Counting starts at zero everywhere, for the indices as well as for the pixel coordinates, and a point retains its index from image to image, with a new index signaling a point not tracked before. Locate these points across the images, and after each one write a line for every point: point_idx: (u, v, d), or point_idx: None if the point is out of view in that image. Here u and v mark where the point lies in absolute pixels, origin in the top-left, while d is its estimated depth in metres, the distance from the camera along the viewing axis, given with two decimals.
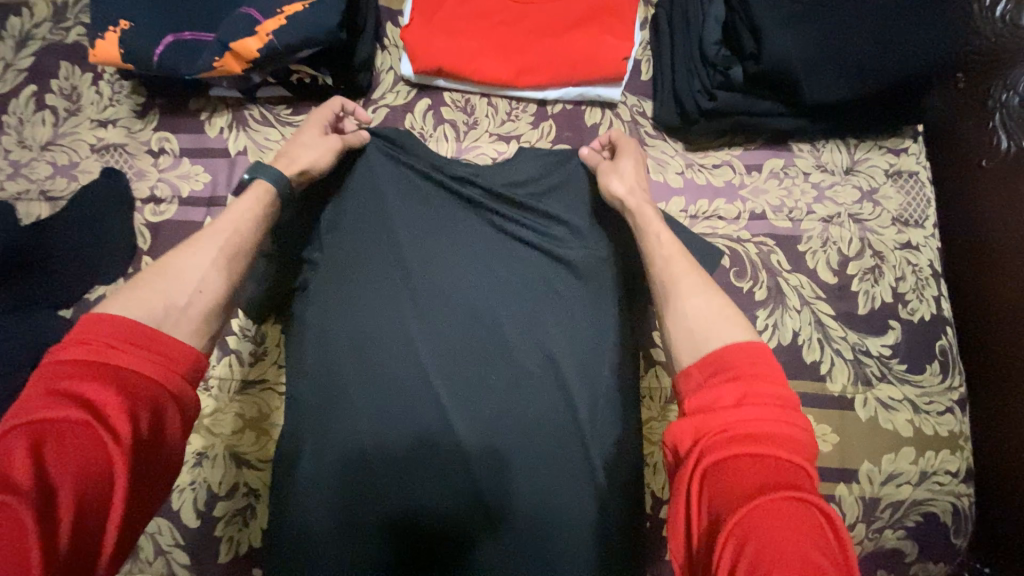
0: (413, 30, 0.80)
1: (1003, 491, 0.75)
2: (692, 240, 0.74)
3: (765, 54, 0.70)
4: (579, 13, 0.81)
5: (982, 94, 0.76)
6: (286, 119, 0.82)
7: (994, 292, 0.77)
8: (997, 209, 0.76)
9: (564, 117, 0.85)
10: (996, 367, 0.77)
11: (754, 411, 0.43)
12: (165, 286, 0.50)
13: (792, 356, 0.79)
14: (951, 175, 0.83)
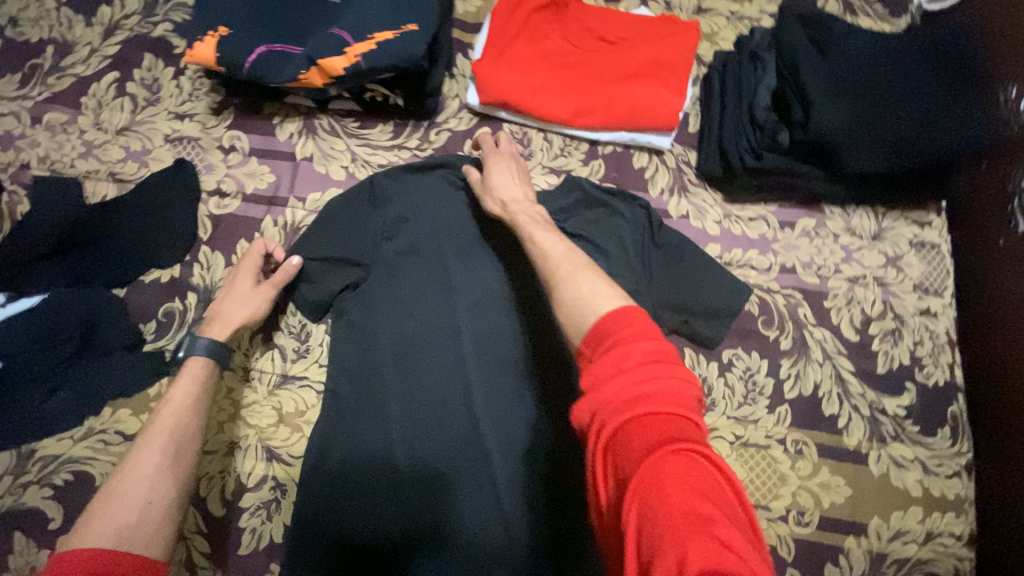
0: (484, 64, 0.85)
1: (1002, 559, 0.77)
2: (714, 283, 0.83)
3: (812, 125, 0.76)
4: (639, 66, 0.87)
5: (1002, 179, 0.82)
6: (353, 132, 0.87)
7: (1002, 365, 0.81)
8: (1012, 288, 0.81)
9: (613, 158, 0.90)
10: (1002, 437, 0.80)
11: (645, 372, 0.48)
12: (132, 492, 0.55)
13: (812, 407, 0.82)
14: (970, 251, 0.88)
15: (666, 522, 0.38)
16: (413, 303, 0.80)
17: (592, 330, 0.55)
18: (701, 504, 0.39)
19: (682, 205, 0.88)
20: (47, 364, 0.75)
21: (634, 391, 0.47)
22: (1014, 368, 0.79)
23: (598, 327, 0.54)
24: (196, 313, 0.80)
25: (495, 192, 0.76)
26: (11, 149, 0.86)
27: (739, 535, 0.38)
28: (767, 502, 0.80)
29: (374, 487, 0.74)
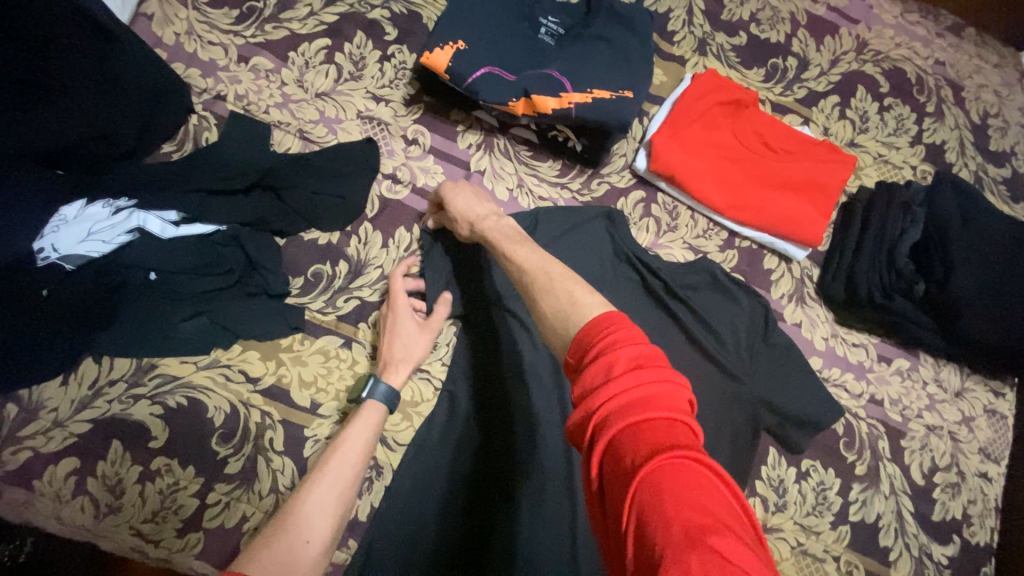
0: (662, 136, 0.92)
1: None
2: (817, 393, 0.88)
3: (952, 288, 0.85)
4: (796, 180, 0.94)
5: None
6: (525, 160, 0.93)
7: None
8: None
9: (747, 253, 0.97)
10: None
11: (625, 379, 0.42)
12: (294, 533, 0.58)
13: (870, 535, 0.87)
14: None
15: (666, 547, 0.33)
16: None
17: (574, 338, 0.49)
18: (700, 519, 0.34)
19: (797, 313, 0.95)
20: (201, 289, 0.78)
21: (622, 401, 0.41)
22: None
23: (580, 338, 0.48)
24: (343, 281, 0.85)
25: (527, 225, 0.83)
26: (211, 78, 0.90)
27: (747, 553, 0.32)
28: None
29: (465, 495, 0.75)
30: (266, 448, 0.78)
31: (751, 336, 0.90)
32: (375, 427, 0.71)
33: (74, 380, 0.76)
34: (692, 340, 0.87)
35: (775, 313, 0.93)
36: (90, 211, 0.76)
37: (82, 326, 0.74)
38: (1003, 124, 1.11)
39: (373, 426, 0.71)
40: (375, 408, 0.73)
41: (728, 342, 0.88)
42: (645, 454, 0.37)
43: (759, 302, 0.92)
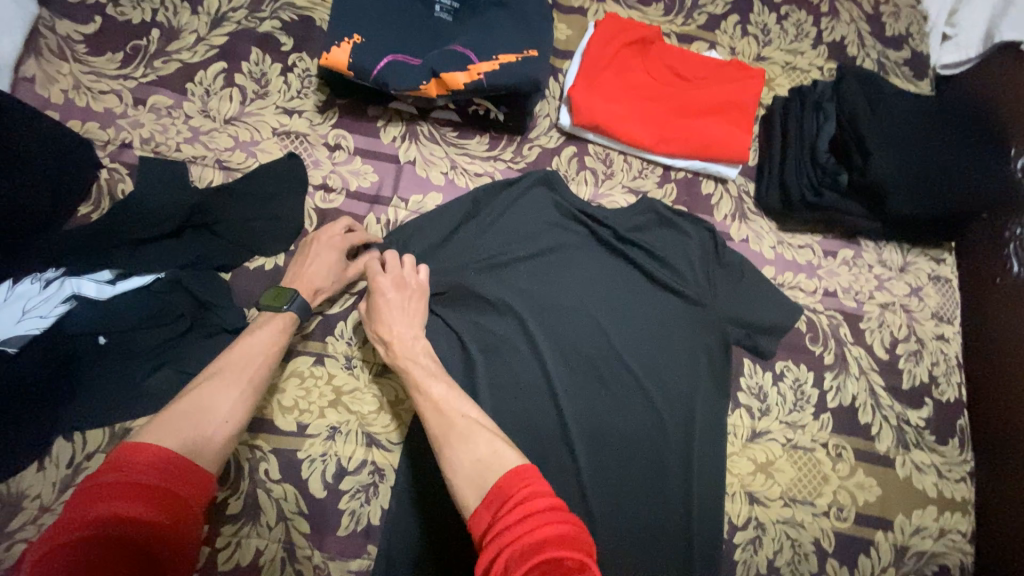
0: (579, 88, 0.93)
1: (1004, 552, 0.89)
2: (776, 299, 0.93)
3: (871, 170, 0.89)
4: (714, 103, 0.97)
5: (1001, 226, 0.98)
6: (452, 140, 0.93)
7: (1005, 385, 0.94)
8: (1009, 318, 0.95)
9: (684, 183, 1.00)
10: (999, 444, 0.94)
11: (507, 479, 0.57)
12: (192, 420, 0.59)
13: (850, 416, 0.93)
14: (970, 286, 1.03)
15: None
16: (509, 303, 0.88)
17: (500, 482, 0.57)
18: None
19: (743, 230, 0.99)
20: (155, 341, 0.76)
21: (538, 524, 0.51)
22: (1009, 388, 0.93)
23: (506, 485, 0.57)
24: None
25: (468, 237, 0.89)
26: (112, 128, 0.86)
27: None
28: (811, 498, 0.89)
29: None
30: (263, 480, 0.78)
31: (703, 259, 0.94)
32: (283, 332, 0.73)
33: (50, 463, 0.74)
34: (646, 277, 0.93)
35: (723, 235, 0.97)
36: (20, 290, 0.74)
37: (43, 405, 0.72)
38: (893, 9, 1.16)
39: (281, 336, 0.72)
40: (286, 316, 0.74)
41: (681, 272, 0.93)
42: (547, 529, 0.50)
43: (707, 231, 0.95)
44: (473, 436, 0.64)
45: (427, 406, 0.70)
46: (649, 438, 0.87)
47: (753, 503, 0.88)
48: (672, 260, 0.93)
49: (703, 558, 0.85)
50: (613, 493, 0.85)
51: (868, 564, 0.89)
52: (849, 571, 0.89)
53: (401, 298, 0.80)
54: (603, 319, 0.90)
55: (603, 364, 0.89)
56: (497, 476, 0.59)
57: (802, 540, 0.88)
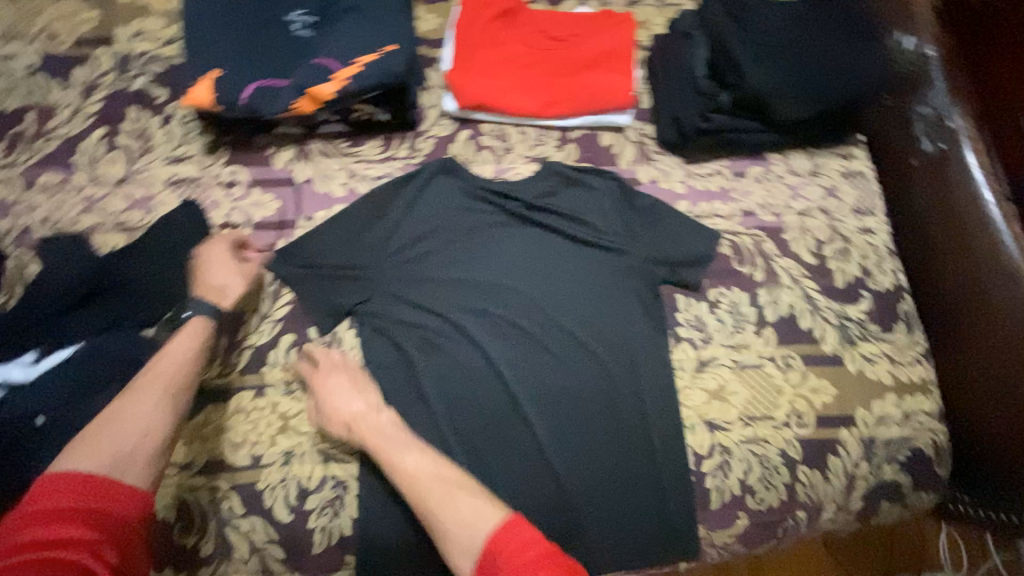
0: (456, 72, 0.95)
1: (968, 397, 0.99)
2: (695, 232, 0.96)
3: (744, 85, 0.90)
4: (592, 57, 0.99)
5: (906, 108, 1.08)
6: (344, 151, 0.94)
7: (942, 249, 1.04)
8: (931, 190, 1.07)
9: (584, 140, 1.01)
10: (946, 302, 1.03)
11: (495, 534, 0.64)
12: (118, 434, 0.63)
13: (790, 325, 0.95)
14: (891, 169, 1.15)
15: None
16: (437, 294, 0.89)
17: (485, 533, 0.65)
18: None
19: (649, 172, 1.01)
20: (82, 412, 0.75)
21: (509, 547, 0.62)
22: (960, 252, 0.99)
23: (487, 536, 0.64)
24: (229, 338, 0.86)
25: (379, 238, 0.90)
26: (7, 216, 0.87)
27: None
28: (769, 412, 0.91)
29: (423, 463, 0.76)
30: (229, 518, 0.78)
31: (615, 210, 0.96)
32: (199, 337, 0.76)
33: None
34: (565, 239, 0.95)
35: (629, 182, 0.99)
36: None
37: None
38: None
39: (198, 339, 0.75)
40: (198, 322, 0.77)
41: (598, 226, 0.95)
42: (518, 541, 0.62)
43: (616, 181, 0.97)
44: (456, 502, 0.70)
45: (403, 478, 0.74)
46: (603, 392, 0.89)
47: (714, 431, 0.89)
48: (586, 217, 0.95)
49: (675, 493, 0.86)
50: (580, 453, 0.86)
51: (839, 463, 0.91)
52: (821, 473, 0.90)
53: (349, 381, 0.83)
54: (533, 288, 0.92)
55: (542, 331, 0.90)
56: (482, 532, 0.66)
57: (769, 455, 0.89)
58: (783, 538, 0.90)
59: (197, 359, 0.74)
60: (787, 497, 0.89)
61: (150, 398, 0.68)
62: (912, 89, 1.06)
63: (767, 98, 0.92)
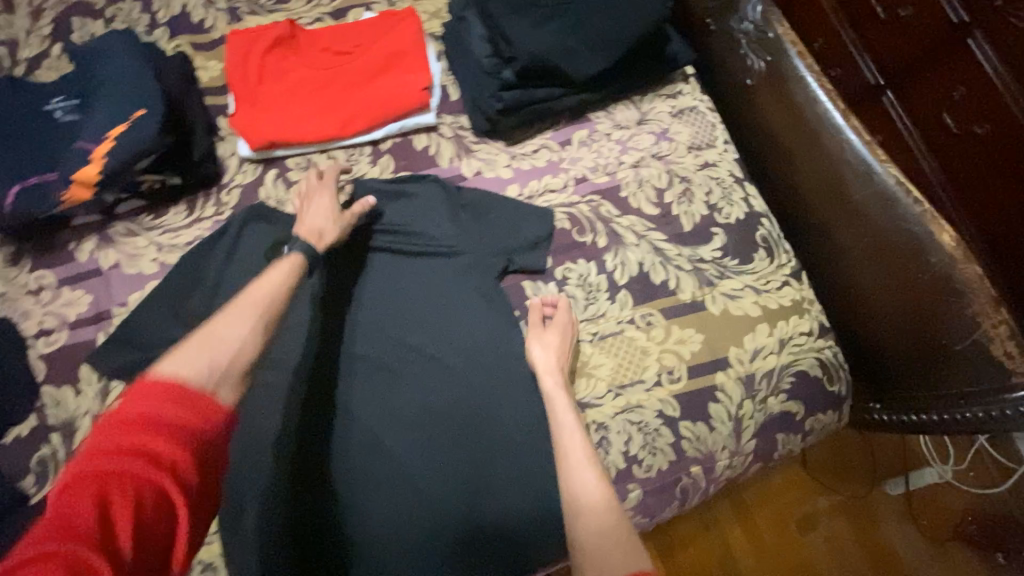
0: (238, 116, 0.91)
1: (841, 288, 1.03)
2: (526, 211, 0.93)
3: (520, 54, 0.87)
4: (379, 64, 0.95)
5: (728, 31, 1.10)
6: (149, 225, 0.91)
7: (794, 155, 1.05)
8: (773, 104, 1.06)
9: (397, 148, 0.97)
10: (807, 204, 1.05)
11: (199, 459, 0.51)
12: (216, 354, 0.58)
13: (643, 283, 0.92)
14: (732, 93, 1.13)
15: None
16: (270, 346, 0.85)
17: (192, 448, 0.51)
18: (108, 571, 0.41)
19: (473, 164, 0.97)
20: None
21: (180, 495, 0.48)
22: (807, 157, 1.02)
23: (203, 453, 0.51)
24: (65, 449, 0.81)
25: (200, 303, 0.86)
26: None
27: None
28: (638, 376, 0.88)
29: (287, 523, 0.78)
30: None
31: (440, 210, 0.92)
32: (292, 271, 0.72)
33: None
34: (405, 252, 0.91)
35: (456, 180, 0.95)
36: None
37: None
38: None
39: (293, 271, 0.72)
40: (291, 260, 0.74)
41: (429, 233, 0.91)
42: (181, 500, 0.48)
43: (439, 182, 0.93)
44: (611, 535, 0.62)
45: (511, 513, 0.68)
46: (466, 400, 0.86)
47: (586, 410, 0.87)
48: (412, 227, 0.92)
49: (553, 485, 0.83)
50: (460, 467, 0.83)
51: (722, 409, 0.88)
52: (705, 424, 0.87)
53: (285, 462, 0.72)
54: (378, 314, 0.90)
55: (396, 355, 0.88)
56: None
57: (646, 420, 0.86)
58: (684, 499, 0.87)
59: (292, 291, 0.70)
60: (675, 457, 0.86)
61: (242, 325, 0.62)
62: (724, 12, 1.10)
63: (553, 62, 0.88)
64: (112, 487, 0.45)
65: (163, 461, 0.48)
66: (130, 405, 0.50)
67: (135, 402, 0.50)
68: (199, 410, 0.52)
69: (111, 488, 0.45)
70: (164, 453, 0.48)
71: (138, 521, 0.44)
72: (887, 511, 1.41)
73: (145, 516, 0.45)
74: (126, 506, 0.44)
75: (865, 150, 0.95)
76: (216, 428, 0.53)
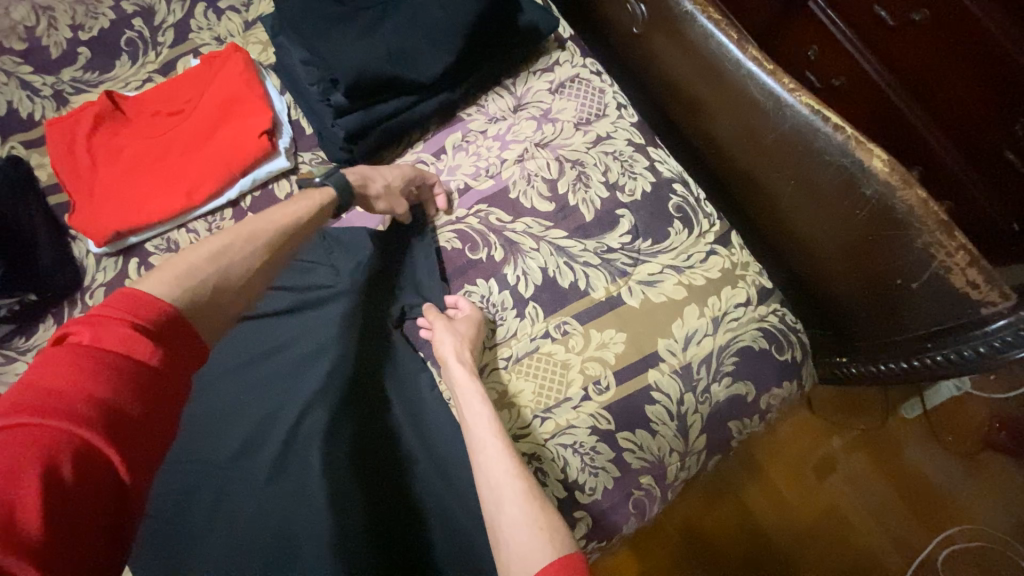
0: (79, 214, 0.83)
1: (787, 238, 0.87)
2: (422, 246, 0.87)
3: (345, 74, 0.77)
4: (212, 118, 0.85)
5: None
6: (24, 347, 0.84)
7: (702, 98, 0.88)
8: (667, 45, 0.90)
9: (258, 204, 0.87)
10: (728, 153, 0.89)
11: (177, 348, 0.49)
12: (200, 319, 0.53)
13: (551, 289, 0.83)
14: (623, 43, 1.00)
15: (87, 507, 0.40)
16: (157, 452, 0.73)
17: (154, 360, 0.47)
18: (75, 487, 0.40)
19: None
20: None
21: (134, 424, 0.44)
22: (713, 97, 0.86)
23: (146, 324, 0.47)
24: None
25: None
26: None
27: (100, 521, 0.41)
28: (563, 395, 0.80)
29: None
30: None
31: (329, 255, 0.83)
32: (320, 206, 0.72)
33: None
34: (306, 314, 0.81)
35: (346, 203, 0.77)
36: None
37: None
38: None
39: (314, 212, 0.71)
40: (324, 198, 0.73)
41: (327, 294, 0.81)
42: (113, 443, 0.43)
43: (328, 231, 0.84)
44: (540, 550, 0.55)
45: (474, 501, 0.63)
46: (369, 472, 0.73)
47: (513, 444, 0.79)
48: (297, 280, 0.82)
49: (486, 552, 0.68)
50: None
51: (662, 410, 0.79)
52: (646, 430, 0.79)
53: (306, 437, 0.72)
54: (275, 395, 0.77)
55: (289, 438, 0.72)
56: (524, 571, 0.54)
57: (580, 440, 0.79)
58: (641, 514, 0.80)
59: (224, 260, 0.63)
60: (620, 472, 0.78)
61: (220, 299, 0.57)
62: None
63: (391, 71, 0.78)
64: (54, 426, 0.41)
65: (87, 393, 0.43)
66: (94, 332, 0.45)
67: (104, 328, 0.46)
68: (167, 335, 0.48)
69: (63, 435, 0.41)
70: (115, 378, 0.44)
71: (79, 454, 0.41)
72: (912, 436, 1.26)
73: (87, 449, 0.41)
74: (72, 448, 0.41)
75: (769, 79, 0.78)
76: (156, 333, 0.48)
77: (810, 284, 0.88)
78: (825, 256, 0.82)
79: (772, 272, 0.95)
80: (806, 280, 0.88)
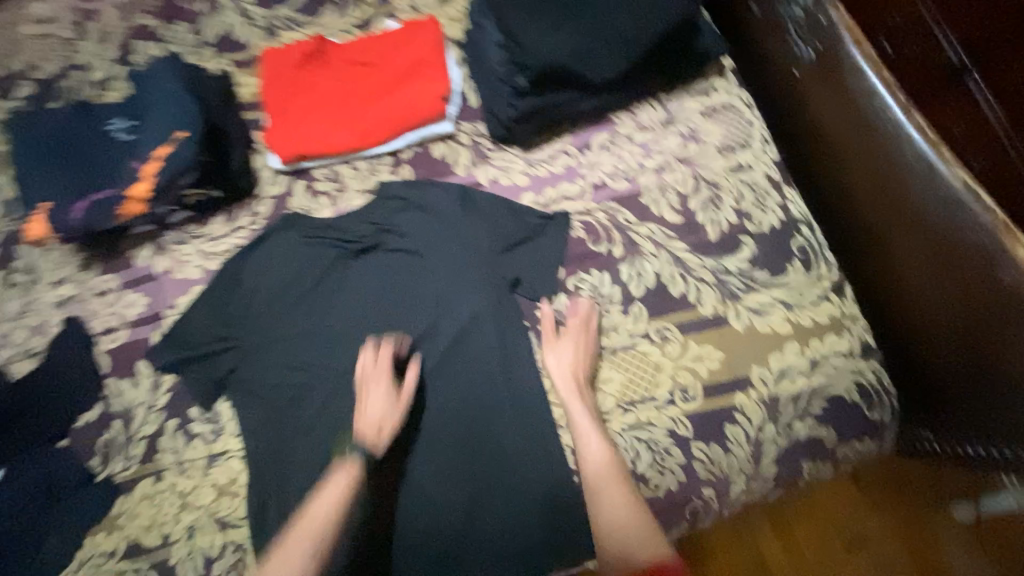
0: (270, 131, 0.96)
1: (898, 301, 0.89)
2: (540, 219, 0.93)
3: (534, 62, 0.85)
4: (398, 74, 0.96)
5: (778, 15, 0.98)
6: (196, 234, 0.98)
7: (846, 149, 0.91)
8: (824, 91, 0.92)
9: (417, 158, 0.98)
10: (858, 207, 0.91)
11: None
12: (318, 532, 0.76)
13: (660, 294, 0.89)
14: (776, 81, 1.03)
15: None
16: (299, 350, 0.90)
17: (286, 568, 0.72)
18: None
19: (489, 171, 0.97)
20: (15, 527, 0.84)
21: None
22: (860, 150, 0.88)
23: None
24: (124, 436, 0.89)
25: (240, 298, 0.93)
26: None
27: None
28: (649, 393, 0.86)
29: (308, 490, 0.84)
30: None
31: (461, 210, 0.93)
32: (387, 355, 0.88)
33: None
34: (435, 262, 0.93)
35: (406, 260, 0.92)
36: None
37: None
38: None
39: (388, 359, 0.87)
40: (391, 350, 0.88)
41: (446, 250, 0.92)
42: None
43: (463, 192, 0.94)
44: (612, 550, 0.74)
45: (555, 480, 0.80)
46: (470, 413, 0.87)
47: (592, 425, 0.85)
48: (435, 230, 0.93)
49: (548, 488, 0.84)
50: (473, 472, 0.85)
51: (740, 432, 0.83)
52: (720, 446, 0.83)
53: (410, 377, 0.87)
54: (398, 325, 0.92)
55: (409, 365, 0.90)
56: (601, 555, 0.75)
57: (656, 439, 0.84)
58: (694, 521, 0.84)
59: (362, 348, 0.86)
60: (685, 478, 0.83)
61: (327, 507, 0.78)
62: None
63: (571, 68, 0.86)
64: None
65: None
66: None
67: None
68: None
69: None
70: None
71: None
72: (953, 537, 1.22)
73: None
74: None
75: (926, 147, 0.79)
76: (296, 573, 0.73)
77: (911, 351, 0.89)
78: (937, 328, 0.83)
79: (874, 331, 0.96)
80: (907, 346, 0.90)
